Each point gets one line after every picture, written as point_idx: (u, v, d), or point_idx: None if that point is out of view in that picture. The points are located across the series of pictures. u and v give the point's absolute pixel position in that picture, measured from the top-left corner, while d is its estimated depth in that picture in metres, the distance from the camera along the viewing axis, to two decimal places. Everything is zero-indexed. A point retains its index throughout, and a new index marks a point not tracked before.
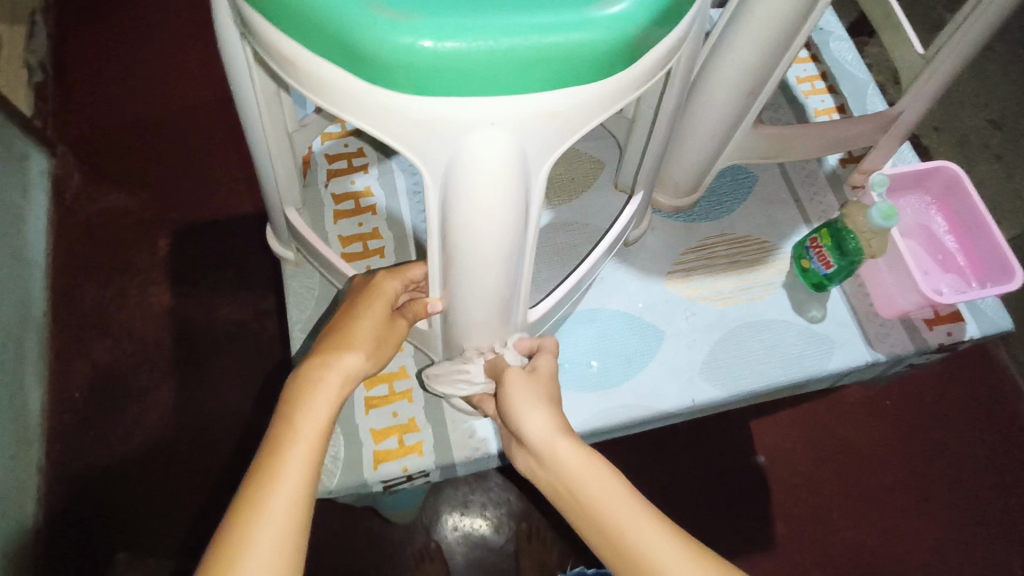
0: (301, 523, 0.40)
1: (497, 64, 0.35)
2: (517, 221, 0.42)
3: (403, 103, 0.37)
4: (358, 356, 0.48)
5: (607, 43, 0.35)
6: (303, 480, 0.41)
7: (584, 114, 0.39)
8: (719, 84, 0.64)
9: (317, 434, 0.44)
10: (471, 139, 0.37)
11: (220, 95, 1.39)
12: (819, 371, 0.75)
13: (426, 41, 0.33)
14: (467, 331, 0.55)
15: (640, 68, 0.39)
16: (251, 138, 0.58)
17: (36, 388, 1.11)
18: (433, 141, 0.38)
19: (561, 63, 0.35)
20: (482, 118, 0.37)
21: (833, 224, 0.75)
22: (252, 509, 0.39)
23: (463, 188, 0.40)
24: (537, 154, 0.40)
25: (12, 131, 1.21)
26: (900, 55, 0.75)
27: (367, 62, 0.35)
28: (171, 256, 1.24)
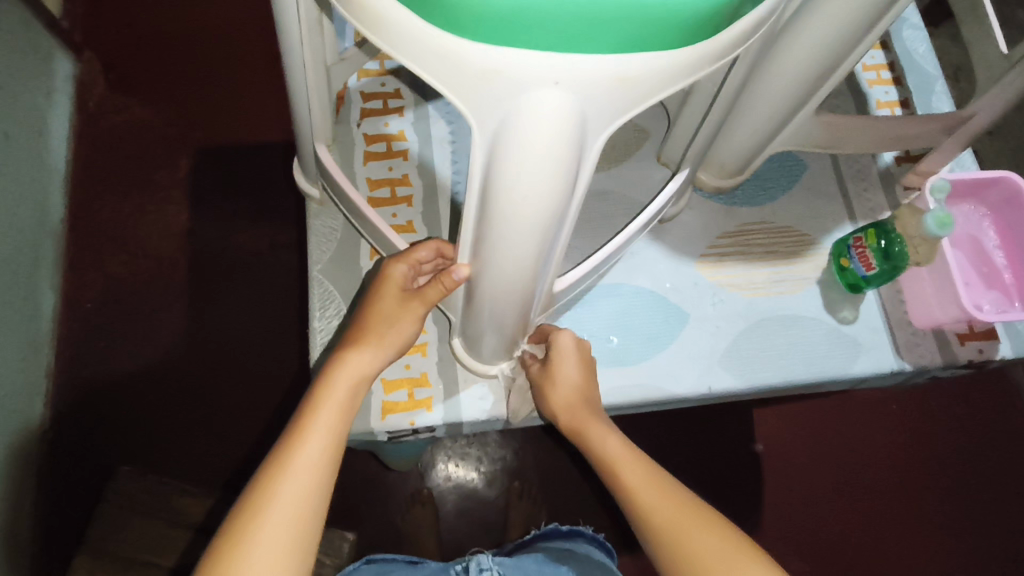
0: (322, 476, 0.48)
1: (574, 20, 0.31)
2: (563, 190, 0.40)
3: (463, 50, 0.34)
4: (373, 348, 0.55)
5: (695, 6, 0.32)
6: (322, 449, 0.49)
7: (655, 83, 0.36)
8: (788, 64, 0.60)
9: (337, 407, 0.52)
10: (531, 97, 0.35)
11: (254, 15, 1.35)
12: (842, 374, 0.73)
13: None
14: (493, 300, 0.53)
15: (724, 40, 0.35)
16: (289, 66, 0.55)
17: (49, 294, 1.12)
18: (489, 95, 0.35)
19: (641, 25, 0.32)
20: (546, 77, 0.34)
21: (882, 225, 0.71)
22: (277, 465, 0.48)
23: (513, 151, 0.37)
24: (597, 120, 0.37)
25: (39, 29, 1.17)
26: (982, 54, 0.70)
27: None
28: (192, 177, 1.22)
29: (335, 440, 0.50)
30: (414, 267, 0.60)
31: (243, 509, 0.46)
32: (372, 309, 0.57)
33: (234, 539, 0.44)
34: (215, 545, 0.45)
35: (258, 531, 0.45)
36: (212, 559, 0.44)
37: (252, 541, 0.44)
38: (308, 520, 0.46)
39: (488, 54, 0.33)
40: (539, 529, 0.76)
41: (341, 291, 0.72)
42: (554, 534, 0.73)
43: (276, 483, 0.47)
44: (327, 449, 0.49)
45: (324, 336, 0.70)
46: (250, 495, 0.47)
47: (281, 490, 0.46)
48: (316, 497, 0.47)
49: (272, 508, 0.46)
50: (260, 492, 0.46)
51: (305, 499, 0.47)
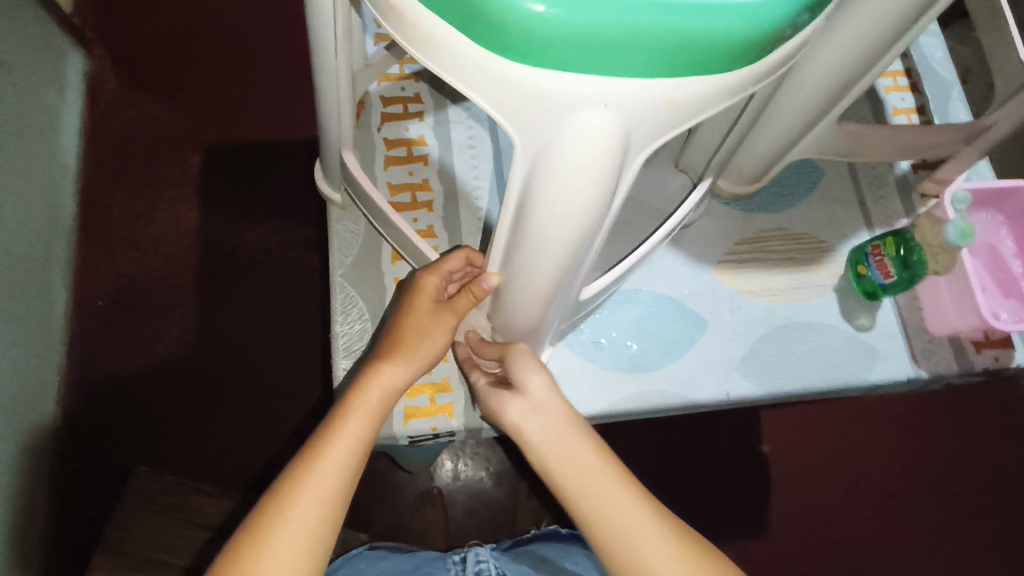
0: (347, 478, 0.49)
1: (626, 45, 0.32)
2: (600, 206, 0.40)
3: (513, 72, 0.34)
4: (406, 358, 0.56)
5: (744, 32, 0.33)
6: (348, 451, 0.50)
7: (697, 105, 0.36)
8: (811, 75, 0.60)
9: (367, 413, 0.52)
10: (578, 118, 0.35)
11: (265, 12, 1.35)
12: (858, 380, 0.74)
13: (540, 6, 0.31)
14: (523, 309, 0.54)
15: (768, 62, 0.36)
16: (320, 74, 0.55)
17: (61, 291, 1.12)
18: (536, 115, 0.36)
19: (687, 49, 0.33)
20: (594, 99, 0.34)
21: (901, 233, 0.72)
22: (305, 463, 0.49)
23: (556, 169, 0.38)
24: (640, 139, 0.37)
25: (51, 26, 1.17)
26: (1001, 63, 0.70)
27: (483, 23, 0.32)
28: (202, 174, 1.22)
29: (363, 444, 0.51)
30: (446, 278, 0.60)
31: (267, 506, 0.47)
32: (405, 320, 0.58)
33: (259, 533, 0.46)
34: (239, 536, 0.46)
35: (281, 530, 0.46)
36: (237, 552, 0.45)
37: (276, 536, 0.46)
38: (326, 521, 0.47)
39: (538, 75, 0.34)
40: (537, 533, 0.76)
41: (364, 297, 0.73)
42: (550, 546, 0.73)
43: (302, 481, 0.48)
44: (354, 453, 0.50)
45: (346, 341, 0.71)
46: (275, 492, 0.48)
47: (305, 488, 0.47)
48: (339, 499, 0.48)
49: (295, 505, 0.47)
50: (286, 488, 0.47)
51: (329, 500, 0.48)
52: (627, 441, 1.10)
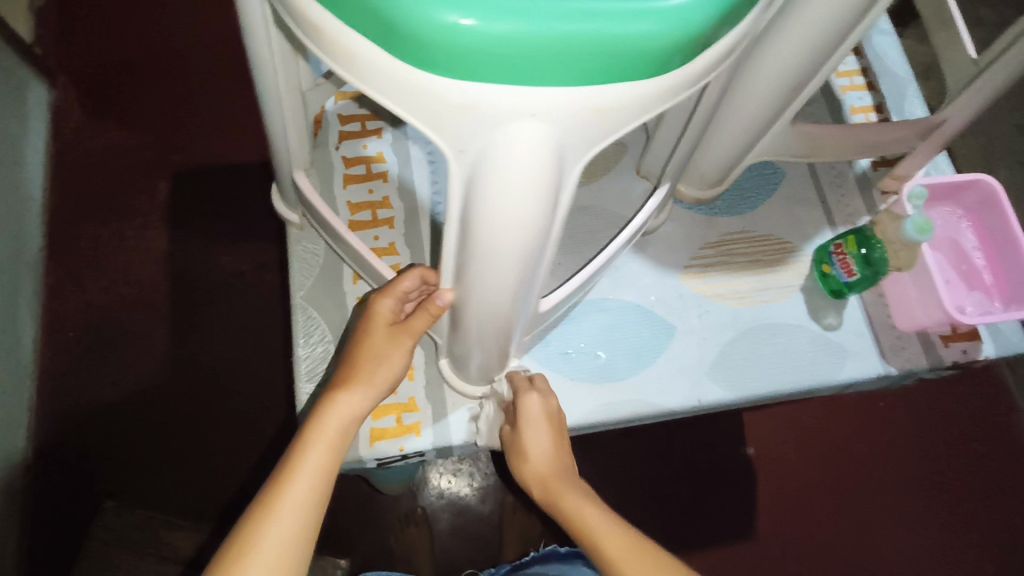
0: (309, 515, 0.48)
1: (547, 54, 0.31)
2: (542, 219, 0.40)
3: (436, 85, 0.34)
4: (367, 385, 0.55)
5: (665, 36, 0.32)
6: (310, 488, 0.49)
7: (630, 112, 0.36)
8: (761, 76, 0.60)
9: (327, 443, 0.51)
10: (508, 130, 0.34)
11: (229, 34, 1.34)
12: (828, 380, 0.73)
13: (465, 19, 0.30)
14: (480, 324, 0.53)
15: (702, 64, 0.36)
16: (263, 96, 0.54)
17: (29, 325, 1.10)
18: (465, 129, 0.35)
19: (616, 57, 0.32)
20: (521, 109, 0.34)
21: (861, 231, 0.72)
22: (265, 503, 0.47)
23: (491, 183, 0.37)
24: (574, 148, 0.37)
25: (11, 57, 1.16)
26: (951, 59, 0.71)
27: (404, 39, 0.32)
28: (171, 200, 1.20)
29: (325, 481, 0.50)
30: (401, 299, 0.59)
31: (226, 555, 0.45)
32: (362, 345, 0.56)
33: None
34: None
35: None
36: None
37: None
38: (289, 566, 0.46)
39: (462, 88, 0.33)
40: (536, 554, 0.76)
41: (326, 318, 0.71)
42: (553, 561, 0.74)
43: (264, 523, 0.46)
44: (316, 490, 0.49)
45: (309, 365, 0.69)
46: (236, 537, 0.46)
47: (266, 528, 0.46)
48: (301, 538, 0.47)
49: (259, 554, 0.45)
50: (247, 530, 0.46)
51: (292, 540, 0.46)
52: (609, 451, 1.08)
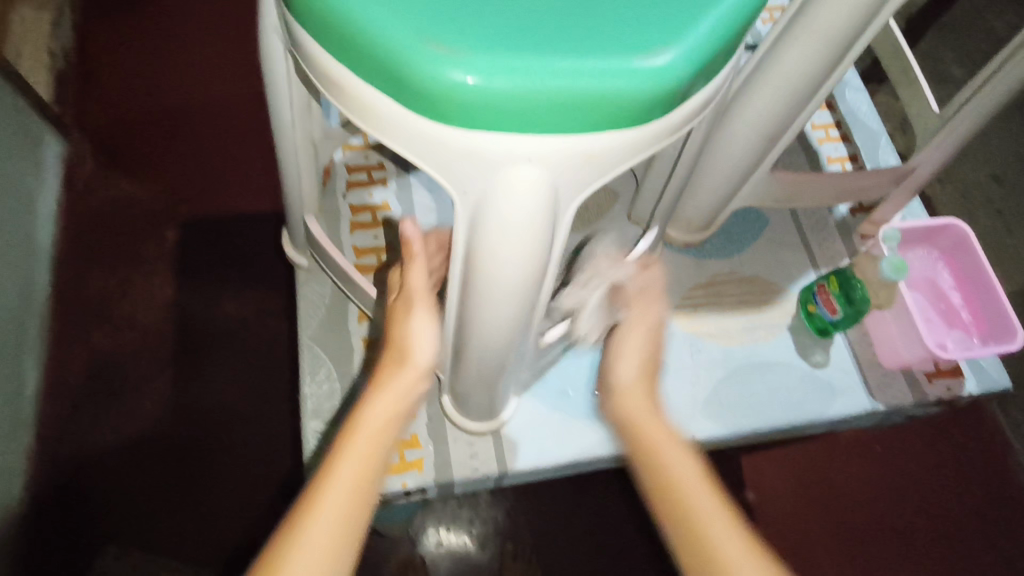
0: (352, 521, 0.46)
1: (544, 102, 0.36)
2: (540, 257, 0.43)
3: (443, 134, 0.38)
4: (403, 377, 0.56)
5: (649, 89, 0.36)
6: (351, 491, 0.47)
7: (619, 154, 0.40)
8: (739, 129, 0.66)
9: (369, 441, 0.50)
10: (508, 173, 0.39)
11: (240, 92, 1.41)
12: (817, 417, 0.76)
13: (469, 76, 0.34)
14: (481, 360, 0.56)
15: (679, 114, 0.40)
16: (280, 145, 0.59)
17: (33, 369, 1.11)
18: (469, 172, 0.39)
19: (601, 109, 0.37)
20: (519, 155, 0.38)
21: (841, 272, 0.77)
22: (306, 505, 0.46)
23: (490, 221, 0.41)
24: (569, 190, 0.41)
25: (31, 114, 1.22)
26: (917, 113, 0.76)
27: (417, 94, 0.36)
28: (178, 249, 1.24)
29: (366, 484, 0.48)
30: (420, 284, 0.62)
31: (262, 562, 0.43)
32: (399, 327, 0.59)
33: None
34: None
35: None
36: None
37: None
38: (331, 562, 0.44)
39: (467, 134, 0.38)
40: None
41: (330, 357, 0.74)
42: None
43: (308, 518, 0.45)
44: (357, 492, 0.47)
45: (314, 402, 0.71)
46: (277, 538, 0.44)
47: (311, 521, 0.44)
48: (341, 545, 0.44)
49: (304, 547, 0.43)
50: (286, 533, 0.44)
51: (332, 546, 0.44)
52: None
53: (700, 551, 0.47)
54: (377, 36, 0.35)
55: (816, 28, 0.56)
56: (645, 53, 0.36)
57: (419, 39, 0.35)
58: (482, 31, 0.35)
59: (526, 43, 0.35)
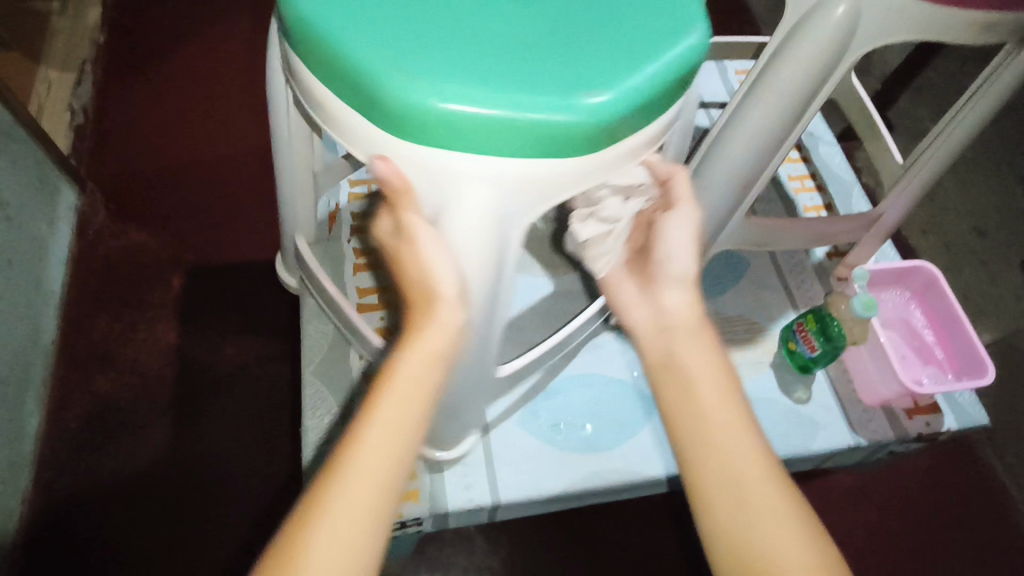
0: (394, 466, 0.43)
1: (507, 129, 0.48)
2: (491, 275, 0.51)
3: (418, 154, 0.50)
4: (433, 323, 0.49)
5: (590, 122, 0.49)
6: (389, 438, 0.44)
7: (586, 179, 0.53)
8: (716, 175, 0.72)
9: (402, 385, 0.46)
10: (462, 187, 0.49)
11: (247, 146, 1.47)
12: (801, 450, 0.79)
13: (453, 106, 0.47)
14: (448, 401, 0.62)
15: (614, 150, 0.53)
16: (278, 163, 0.68)
17: (34, 413, 1.13)
18: (432, 184, 0.50)
19: (552, 137, 0.49)
20: (472, 169, 0.49)
21: (818, 310, 0.79)
22: (343, 451, 0.43)
23: (454, 226, 0.49)
24: (514, 210, 0.51)
25: (49, 166, 1.28)
26: (882, 163, 0.83)
27: (413, 124, 0.48)
28: (183, 295, 1.28)
29: (402, 430, 0.44)
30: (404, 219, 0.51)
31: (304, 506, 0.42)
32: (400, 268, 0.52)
33: (296, 537, 0.40)
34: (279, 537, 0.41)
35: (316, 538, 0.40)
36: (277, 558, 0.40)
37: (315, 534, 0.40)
38: (371, 525, 0.41)
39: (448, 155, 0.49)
40: None
41: (331, 391, 0.77)
42: None
43: (345, 461, 0.43)
44: (396, 442, 0.44)
45: (315, 435, 0.74)
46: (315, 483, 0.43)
47: (351, 472, 0.42)
48: (382, 491, 0.42)
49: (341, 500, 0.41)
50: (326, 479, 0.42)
51: (376, 492, 0.42)
52: None
53: (717, 478, 0.47)
54: (391, 75, 0.47)
55: (773, 87, 0.63)
56: (619, 85, 0.49)
57: (421, 83, 0.47)
58: (494, 82, 0.48)
59: (499, 86, 0.48)
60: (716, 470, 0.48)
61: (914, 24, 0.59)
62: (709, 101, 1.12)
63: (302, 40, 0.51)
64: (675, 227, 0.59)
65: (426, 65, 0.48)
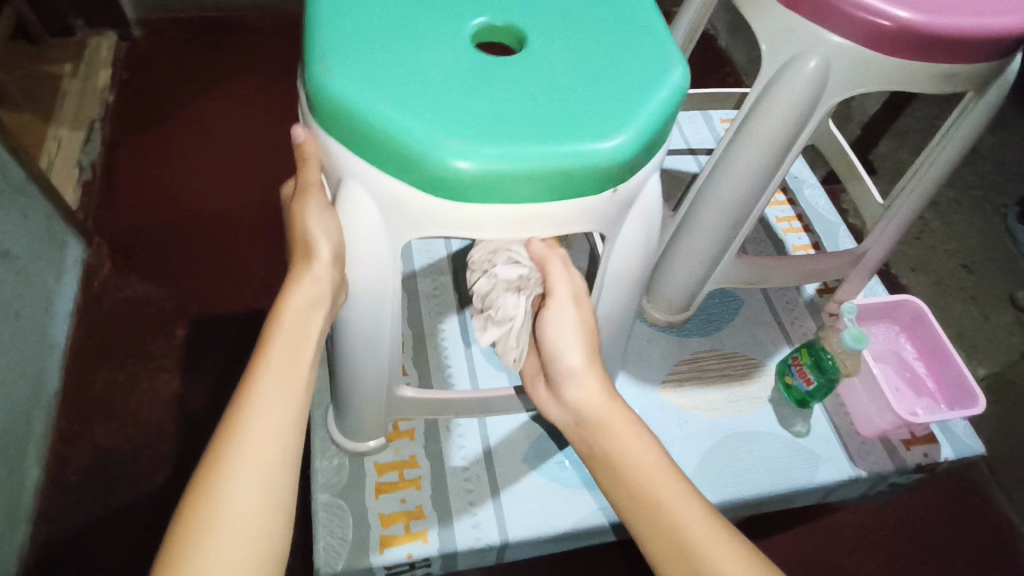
0: (284, 433, 0.49)
1: (520, 175, 0.52)
2: (370, 269, 0.57)
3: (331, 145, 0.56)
4: (308, 277, 0.55)
5: (605, 161, 0.53)
6: (274, 413, 0.49)
7: (538, 224, 0.56)
8: (705, 217, 0.76)
9: (282, 358, 0.52)
10: (352, 184, 0.55)
11: (250, 198, 1.51)
12: (803, 483, 0.80)
13: (469, 161, 0.51)
14: (361, 396, 0.69)
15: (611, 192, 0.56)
16: None
17: (34, 467, 1.12)
18: (336, 166, 0.57)
19: (562, 179, 0.53)
20: (355, 170, 0.55)
21: (812, 344, 0.82)
22: (229, 428, 0.47)
23: (348, 215, 0.56)
24: (399, 220, 0.56)
25: (57, 221, 1.31)
26: (864, 204, 0.87)
27: (426, 173, 0.52)
28: (186, 345, 1.29)
29: (285, 402, 0.50)
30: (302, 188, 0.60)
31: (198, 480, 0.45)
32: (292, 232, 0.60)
33: (198, 510, 0.44)
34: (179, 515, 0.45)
35: (223, 506, 0.44)
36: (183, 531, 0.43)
37: (218, 504, 0.44)
38: (273, 493, 0.46)
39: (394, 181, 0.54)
40: None
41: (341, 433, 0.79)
42: None
43: (237, 437, 0.47)
44: (280, 414, 0.49)
45: (325, 476, 0.77)
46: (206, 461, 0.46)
47: (251, 443, 0.47)
48: (276, 456, 0.47)
49: (245, 470, 0.46)
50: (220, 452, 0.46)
51: (270, 458, 0.47)
52: None
53: (672, 551, 0.50)
54: (410, 138, 0.51)
55: (759, 130, 0.68)
56: (596, 144, 0.53)
57: (442, 139, 0.51)
58: (474, 131, 0.52)
59: (508, 136, 0.52)
60: (671, 544, 0.50)
61: (879, 76, 0.64)
62: (698, 148, 1.17)
63: (341, 126, 0.53)
64: (557, 317, 0.59)
65: (424, 116, 0.52)
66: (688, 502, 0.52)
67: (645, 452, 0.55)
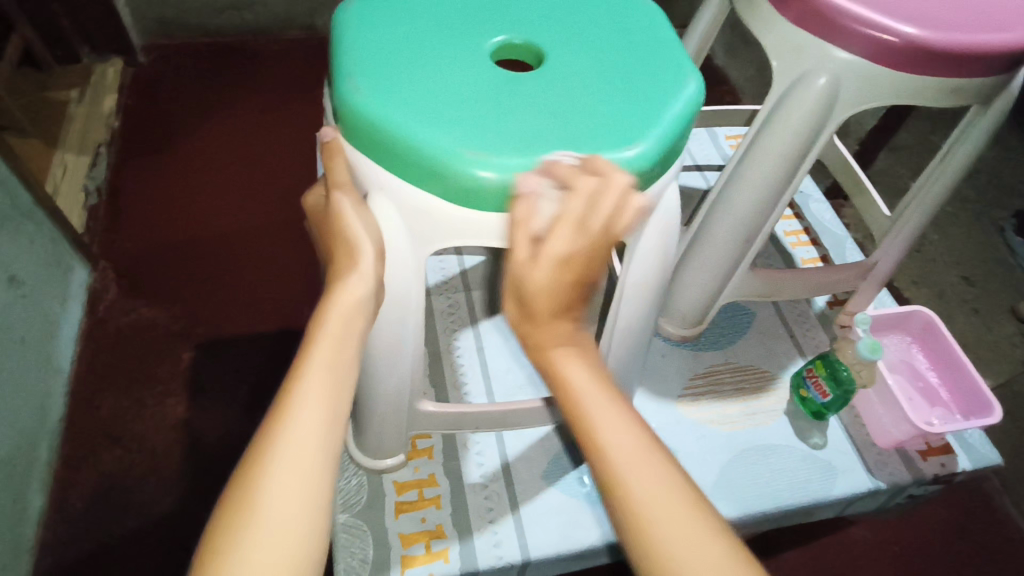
0: (328, 427, 0.46)
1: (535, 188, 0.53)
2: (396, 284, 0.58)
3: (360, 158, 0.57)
4: (354, 281, 0.54)
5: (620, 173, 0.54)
6: (321, 403, 0.47)
7: None
8: (718, 232, 0.77)
9: (329, 348, 0.50)
10: (379, 197, 0.56)
11: (256, 220, 1.51)
12: (823, 495, 0.80)
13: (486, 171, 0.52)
14: (381, 413, 0.69)
15: None
16: None
17: (38, 496, 1.11)
18: (363, 174, 0.57)
19: None
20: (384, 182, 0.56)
21: (826, 355, 0.83)
22: (277, 418, 0.46)
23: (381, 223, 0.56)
24: (425, 233, 0.57)
25: (64, 246, 1.32)
26: (871, 216, 0.88)
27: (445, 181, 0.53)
28: (193, 368, 1.29)
29: (331, 396, 0.48)
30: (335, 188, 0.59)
31: (242, 469, 0.44)
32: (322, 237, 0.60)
33: (237, 505, 0.42)
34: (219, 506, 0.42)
35: (262, 498, 0.42)
36: (219, 526, 0.41)
37: (259, 499, 0.42)
38: (314, 488, 0.43)
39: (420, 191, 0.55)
40: None
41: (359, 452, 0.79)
42: None
43: (281, 428, 0.45)
44: (323, 406, 0.47)
45: (344, 496, 0.76)
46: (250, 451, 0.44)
47: (296, 436, 0.45)
48: (318, 450, 0.45)
49: (289, 460, 0.43)
50: (266, 441, 0.44)
51: (313, 452, 0.45)
52: None
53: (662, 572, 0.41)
54: (430, 145, 0.52)
55: (770, 145, 0.69)
56: (618, 153, 0.54)
57: (462, 150, 0.52)
58: (497, 143, 0.53)
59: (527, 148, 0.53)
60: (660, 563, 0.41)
61: (885, 91, 0.65)
62: (704, 165, 1.19)
63: (366, 137, 0.54)
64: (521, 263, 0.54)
65: (445, 128, 0.53)
66: (691, 519, 0.43)
67: (638, 450, 0.46)
